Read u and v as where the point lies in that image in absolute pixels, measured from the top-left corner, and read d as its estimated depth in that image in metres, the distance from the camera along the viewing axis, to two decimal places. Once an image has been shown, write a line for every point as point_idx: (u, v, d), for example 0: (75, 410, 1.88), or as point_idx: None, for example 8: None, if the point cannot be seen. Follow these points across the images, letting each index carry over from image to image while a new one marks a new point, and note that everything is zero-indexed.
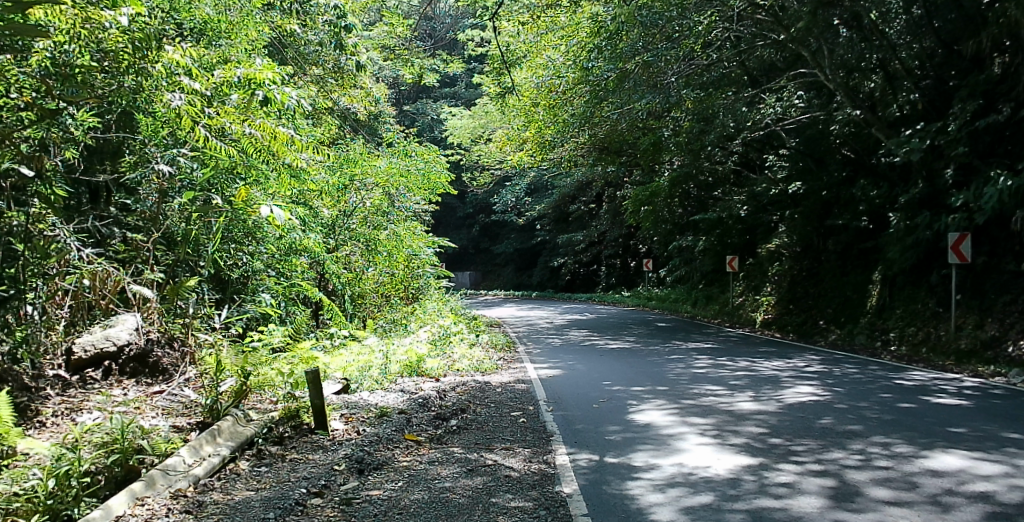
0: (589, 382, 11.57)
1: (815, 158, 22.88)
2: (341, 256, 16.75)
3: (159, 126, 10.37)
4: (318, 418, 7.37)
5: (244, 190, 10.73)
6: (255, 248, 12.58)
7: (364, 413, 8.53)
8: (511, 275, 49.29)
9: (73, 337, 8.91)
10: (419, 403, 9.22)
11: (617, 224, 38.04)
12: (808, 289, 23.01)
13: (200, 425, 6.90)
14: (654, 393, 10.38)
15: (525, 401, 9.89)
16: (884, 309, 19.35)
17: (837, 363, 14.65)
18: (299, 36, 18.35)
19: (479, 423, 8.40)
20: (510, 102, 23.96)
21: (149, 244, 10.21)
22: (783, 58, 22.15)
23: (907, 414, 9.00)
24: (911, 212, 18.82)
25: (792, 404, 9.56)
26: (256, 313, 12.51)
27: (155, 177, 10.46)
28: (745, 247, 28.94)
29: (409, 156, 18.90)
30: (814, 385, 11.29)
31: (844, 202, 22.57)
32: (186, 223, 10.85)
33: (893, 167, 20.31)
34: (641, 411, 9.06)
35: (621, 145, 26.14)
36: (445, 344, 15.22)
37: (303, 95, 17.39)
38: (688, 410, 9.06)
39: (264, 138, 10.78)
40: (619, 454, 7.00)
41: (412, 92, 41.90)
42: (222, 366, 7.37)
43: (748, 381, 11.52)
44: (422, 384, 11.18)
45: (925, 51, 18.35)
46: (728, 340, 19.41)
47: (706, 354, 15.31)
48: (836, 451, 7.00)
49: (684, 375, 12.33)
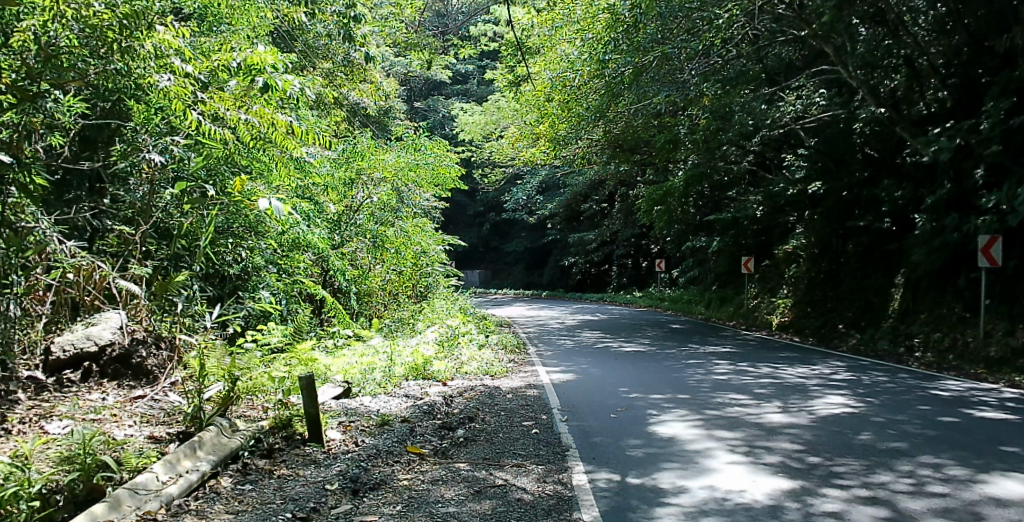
0: (604, 388, 10.91)
1: (835, 159, 21.91)
2: (346, 253, 16.18)
3: (150, 113, 9.85)
4: (311, 428, 6.74)
5: (240, 181, 9.79)
6: (254, 242, 12.07)
7: (363, 421, 7.93)
8: (520, 273, 48.65)
9: (54, 335, 8.38)
10: (424, 410, 8.61)
11: (630, 224, 37.33)
12: (827, 292, 22.34)
13: (181, 436, 6.24)
14: (675, 402, 9.70)
15: (537, 409, 9.24)
16: (908, 314, 18.65)
17: (864, 370, 13.97)
18: (306, 26, 17.76)
19: (488, 435, 7.76)
20: (524, 96, 23.29)
21: (138, 238, 9.53)
22: (801, 57, 21.62)
23: (951, 429, 8.35)
24: (938, 214, 18.09)
25: (825, 416, 8.91)
26: (254, 310, 11.91)
27: (145, 166, 9.97)
28: (760, 248, 28.25)
29: (418, 150, 18.16)
30: (845, 395, 10.61)
31: (865, 203, 21.71)
32: (179, 217, 10.24)
33: (918, 167, 19.49)
34: (662, 422, 8.40)
35: (636, 143, 25.45)
36: (453, 345, 14.59)
37: (308, 85, 16.76)
38: (713, 422, 8.40)
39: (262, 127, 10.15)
40: (641, 474, 6.35)
41: (423, 89, 41.26)
42: (203, 371, 6.72)
43: (774, 389, 10.84)
44: (428, 388, 10.56)
45: (952, 49, 17.52)
46: (748, 344, 18.70)
47: (725, 359, 14.63)
48: (883, 475, 6.40)
49: (705, 381, 11.67)
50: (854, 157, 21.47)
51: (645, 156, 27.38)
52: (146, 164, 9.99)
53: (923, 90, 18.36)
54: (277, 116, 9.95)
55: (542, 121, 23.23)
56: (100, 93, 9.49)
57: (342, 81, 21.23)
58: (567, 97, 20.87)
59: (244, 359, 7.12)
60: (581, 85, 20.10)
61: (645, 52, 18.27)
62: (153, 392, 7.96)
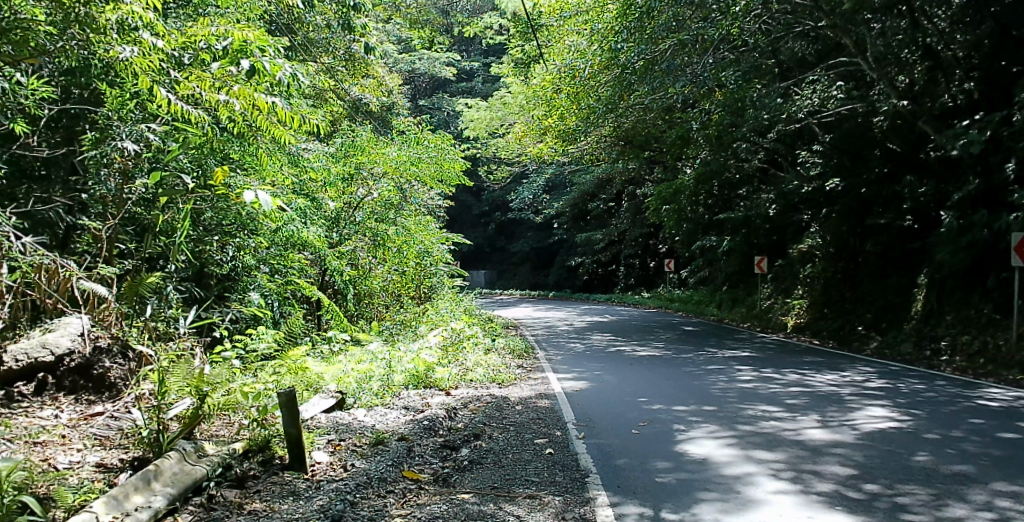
0: (621, 398, 10.00)
1: (851, 155, 20.66)
2: (345, 252, 15.23)
3: (126, 97, 9.01)
4: (293, 450, 5.90)
5: (221, 170, 8.32)
6: (243, 240, 11.28)
7: (355, 440, 7.04)
8: (526, 274, 47.66)
9: (10, 342, 7.45)
10: (423, 426, 7.71)
11: (638, 223, 36.39)
12: (845, 293, 21.39)
13: (137, 465, 5.39)
14: (701, 415, 8.77)
15: (549, 423, 8.33)
16: (932, 315, 17.72)
17: (898, 376, 12.99)
18: (306, 18, 16.79)
19: (494, 456, 6.85)
20: (532, 89, 22.27)
21: (105, 233, 8.69)
22: (814, 52, 20.82)
23: (1016, 448, 7.45)
24: (965, 211, 17.08)
25: (871, 432, 8.01)
26: (244, 313, 11.14)
27: (117, 156, 8.99)
28: (773, 248, 27.29)
29: (420, 144, 17.00)
30: (886, 406, 9.66)
31: (886, 200, 20.27)
32: (155, 211, 9.36)
33: (943, 162, 18.46)
34: (691, 440, 7.50)
35: (646, 138, 24.44)
36: (458, 349, 13.64)
37: (302, 74, 15.75)
38: (748, 440, 7.51)
39: (243, 110, 9.19)
40: (678, 508, 5.55)
41: (428, 87, 40.27)
42: (163, 385, 5.84)
43: (808, 400, 9.90)
44: (431, 399, 9.65)
45: (974, 40, 16.32)
46: (768, 348, 17.77)
47: (748, 365, 13.66)
48: (958, 508, 5.55)
49: (731, 391, 10.74)
50: (872, 153, 20.34)
51: (656, 153, 26.35)
52: (119, 154, 9.02)
53: (949, 80, 17.05)
54: (262, 96, 8.78)
55: (549, 117, 22.19)
56: (75, 79, 8.92)
57: (342, 74, 20.26)
58: (577, 89, 19.79)
59: (218, 371, 6.23)
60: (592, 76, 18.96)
61: (660, 40, 17.27)
62: (117, 408, 7.09)
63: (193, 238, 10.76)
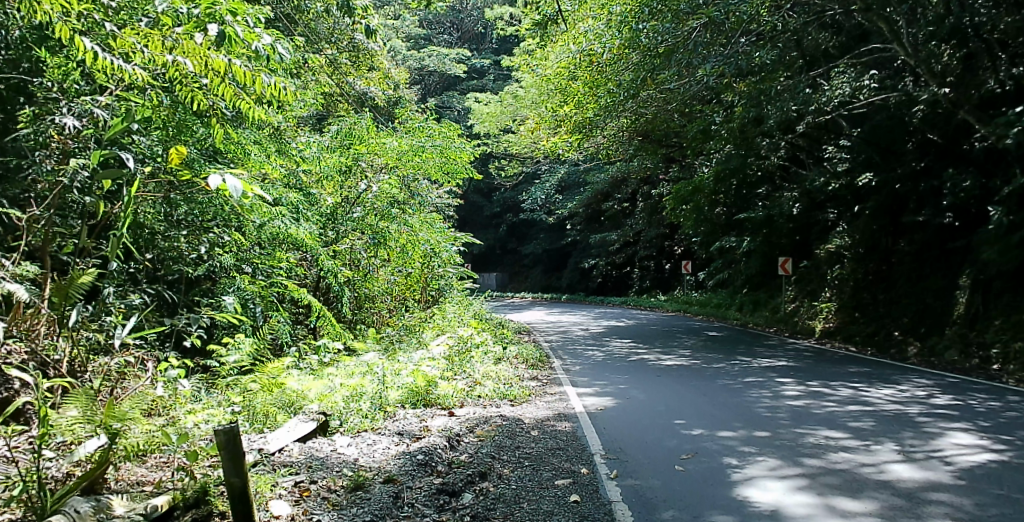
0: (653, 419, 8.56)
1: (881, 150, 18.83)
2: (340, 251, 13.67)
3: (70, 66, 7.81)
4: (236, 506, 4.79)
5: (178, 149, 6.24)
6: (219, 235, 9.99)
7: (329, 482, 5.69)
8: (539, 277, 46.01)
9: None
10: (417, 461, 6.27)
11: (655, 223, 34.80)
12: (877, 296, 19.65)
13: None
14: (754, 444, 7.31)
15: (572, 455, 6.88)
16: (978, 319, 16.03)
17: (965, 390, 11.35)
18: (302, 4, 15.30)
19: (507, 507, 5.58)
20: (545, 80, 20.61)
21: (24, 227, 7.02)
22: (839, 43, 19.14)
23: None
24: (1013, 207, 15.23)
25: (970, 468, 6.53)
26: (221, 321, 9.81)
27: (55, 134, 7.55)
28: (796, 248, 25.39)
29: (424, 133, 15.33)
30: (971, 431, 8.10)
31: (922, 196, 18.55)
32: (89, 198, 7.72)
33: (990, 153, 16.66)
34: (751, 481, 6.12)
35: (666, 132, 22.87)
36: (465, 359, 12.18)
37: (294, 55, 14.24)
38: (821, 480, 6.12)
39: (196, 78, 7.66)
40: None
41: (437, 85, 38.80)
42: (45, 426, 4.77)
43: (877, 423, 8.37)
44: (432, 421, 8.22)
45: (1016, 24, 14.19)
46: (805, 355, 16.24)
47: (790, 377, 12.09)
48: None
49: (781, 410, 9.23)
50: (905, 146, 18.59)
51: (675, 149, 24.83)
52: (56, 131, 7.57)
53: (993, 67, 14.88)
54: (220, 57, 7.32)
55: (565, 110, 20.41)
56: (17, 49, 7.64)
57: (343, 66, 18.83)
58: (595, 75, 18.11)
59: (128, 407, 5.09)
60: (611, 62, 17.27)
61: (687, 18, 15.65)
62: (9, 447, 5.66)
63: (159, 233, 9.31)
